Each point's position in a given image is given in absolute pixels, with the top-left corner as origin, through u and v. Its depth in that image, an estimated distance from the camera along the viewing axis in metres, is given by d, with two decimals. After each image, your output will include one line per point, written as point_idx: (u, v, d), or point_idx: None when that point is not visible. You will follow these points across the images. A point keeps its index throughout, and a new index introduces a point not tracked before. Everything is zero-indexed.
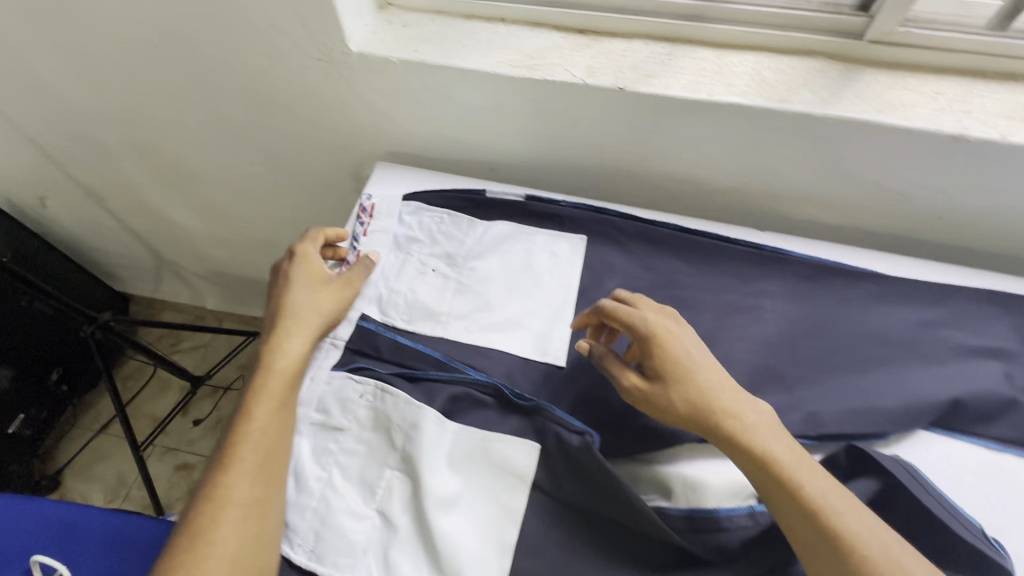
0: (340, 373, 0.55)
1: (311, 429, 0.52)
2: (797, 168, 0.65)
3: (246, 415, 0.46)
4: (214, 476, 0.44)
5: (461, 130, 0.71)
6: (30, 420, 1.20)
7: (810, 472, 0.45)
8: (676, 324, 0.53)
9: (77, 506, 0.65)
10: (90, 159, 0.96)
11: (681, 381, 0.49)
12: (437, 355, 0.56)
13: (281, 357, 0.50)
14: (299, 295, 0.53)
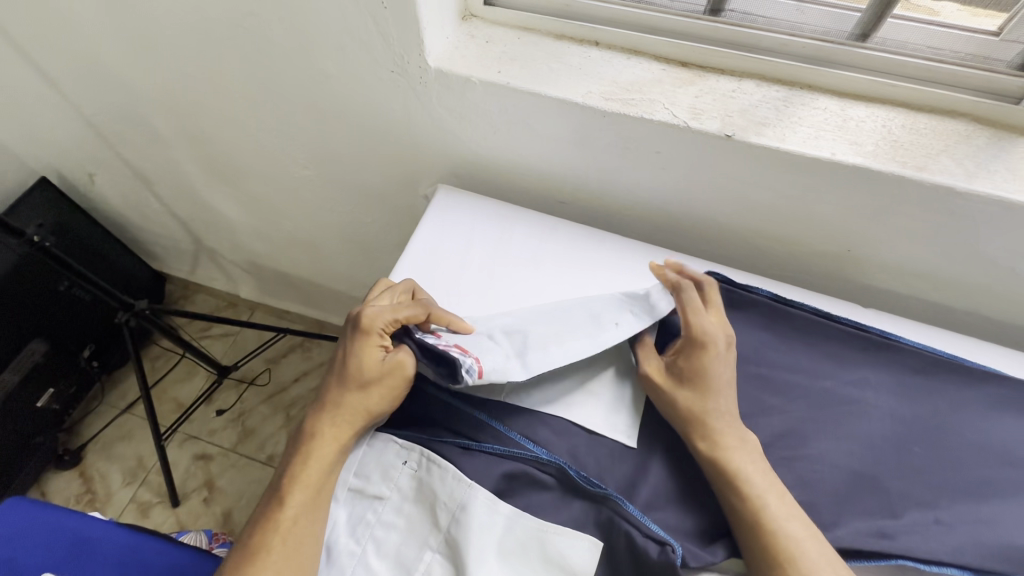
0: (385, 436, 0.49)
1: (348, 496, 0.48)
2: (919, 240, 0.56)
3: (279, 505, 0.45)
4: (245, 561, 0.43)
5: (535, 158, 0.65)
6: (59, 394, 1.20)
7: (775, 500, 0.44)
8: (725, 347, 0.51)
9: (99, 523, 0.63)
10: (142, 144, 0.94)
11: (694, 388, 0.49)
12: (493, 424, 0.49)
13: (319, 443, 0.47)
14: (346, 382, 0.49)
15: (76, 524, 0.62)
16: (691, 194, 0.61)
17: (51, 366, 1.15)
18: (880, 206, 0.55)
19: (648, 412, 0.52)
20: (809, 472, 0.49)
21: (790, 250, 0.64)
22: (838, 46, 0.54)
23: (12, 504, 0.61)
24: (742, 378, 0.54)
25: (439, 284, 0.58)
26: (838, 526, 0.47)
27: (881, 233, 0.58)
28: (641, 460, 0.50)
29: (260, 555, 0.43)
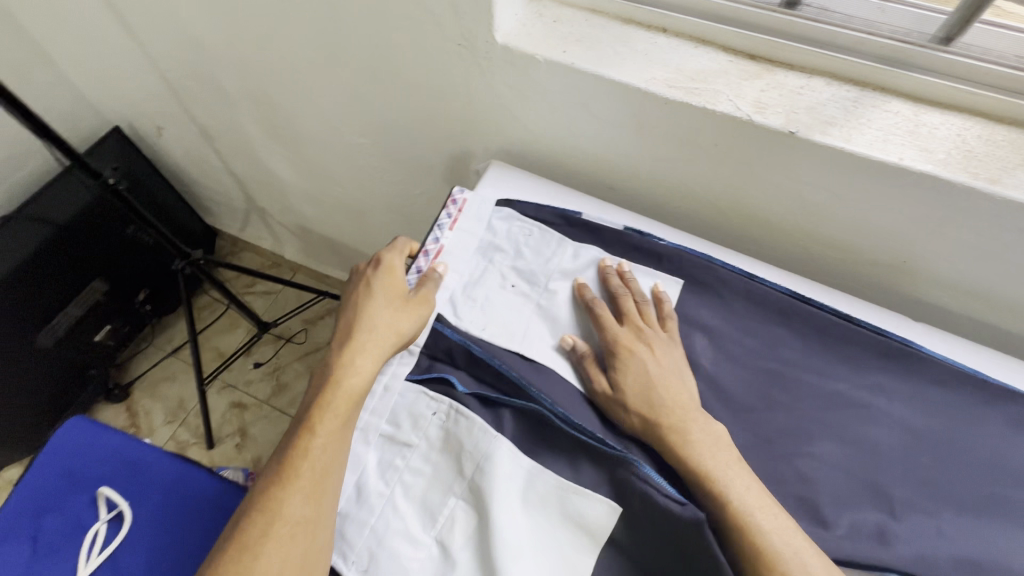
0: (413, 385, 0.53)
1: (379, 440, 0.51)
2: (979, 255, 0.55)
3: (309, 433, 0.47)
4: (272, 486, 0.46)
5: (590, 143, 0.65)
6: (115, 332, 1.28)
7: (738, 480, 0.46)
8: (650, 342, 0.54)
9: (147, 447, 0.67)
10: (210, 101, 0.98)
11: (634, 395, 0.50)
12: (511, 375, 0.52)
13: (348, 374, 0.50)
14: (377, 313, 0.53)
15: (130, 446, 0.66)
16: (743, 190, 0.61)
17: (110, 304, 1.24)
18: (942, 218, 0.53)
19: None
20: (808, 468, 0.49)
21: (839, 256, 0.63)
22: (918, 49, 0.52)
23: (74, 423, 0.67)
24: (773, 377, 0.54)
25: (465, 247, 0.61)
26: (839, 526, 0.46)
27: (939, 245, 0.56)
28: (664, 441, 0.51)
29: (288, 480, 0.45)
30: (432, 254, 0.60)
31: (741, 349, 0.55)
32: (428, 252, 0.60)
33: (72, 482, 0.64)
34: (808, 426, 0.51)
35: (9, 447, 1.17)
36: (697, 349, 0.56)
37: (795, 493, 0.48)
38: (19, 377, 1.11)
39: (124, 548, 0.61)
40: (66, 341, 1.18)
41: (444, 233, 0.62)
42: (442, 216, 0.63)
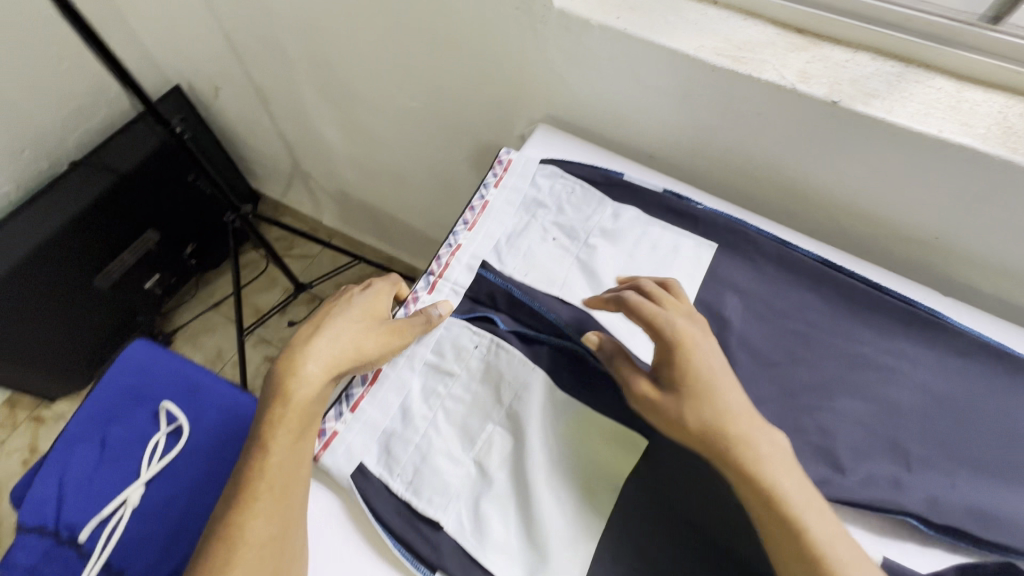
0: (459, 322, 0.57)
1: (423, 368, 0.54)
2: (1011, 233, 0.56)
3: (262, 450, 0.44)
4: (229, 510, 0.42)
5: (634, 110, 0.68)
6: (162, 281, 1.36)
7: (803, 490, 0.41)
8: (704, 335, 0.48)
9: (203, 371, 0.72)
10: (269, 63, 1.03)
11: (692, 399, 0.44)
12: (550, 318, 0.56)
13: (303, 387, 0.46)
14: (335, 326, 0.51)
15: (190, 370, 0.72)
16: (782, 160, 0.63)
17: (161, 254, 1.31)
18: (979, 193, 0.55)
19: None
20: (829, 422, 0.52)
21: (872, 231, 0.65)
22: (966, 27, 0.54)
23: (139, 344, 0.73)
24: (799, 338, 0.56)
25: (509, 202, 0.64)
26: (855, 474, 0.49)
27: (973, 222, 0.57)
28: None
29: (245, 504, 0.42)
30: (477, 209, 0.64)
31: (772, 310, 0.58)
32: (474, 208, 0.64)
33: (137, 396, 0.70)
34: (835, 382, 0.54)
35: (64, 380, 1.26)
36: (729, 307, 0.58)
37: (815, 444, 0.51)
38: (78, 314, 1.20)
39: (181, 460, 0.66)
40: (120, 285, 1.25)
41: (490, 188, 0.65)
42: (487, 176, 0.66)
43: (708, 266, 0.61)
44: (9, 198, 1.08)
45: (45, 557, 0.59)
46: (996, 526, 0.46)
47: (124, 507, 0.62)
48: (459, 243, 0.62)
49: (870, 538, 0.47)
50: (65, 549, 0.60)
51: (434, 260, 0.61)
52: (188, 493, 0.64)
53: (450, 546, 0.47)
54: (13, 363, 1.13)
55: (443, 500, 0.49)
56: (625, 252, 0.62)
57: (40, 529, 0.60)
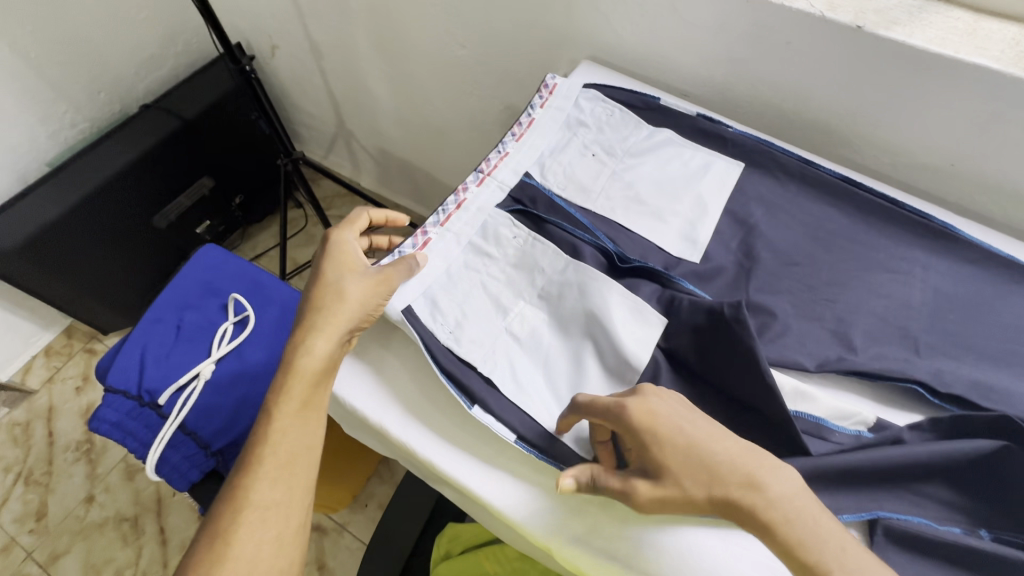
0: (502, 212, 0.60)
1: (468, 246, 0.58)
2: (1020, 155, 0.61)
3: (267, 421, 0.47)
4: (235, 478, 0.45)
5: (670, 47, 0.74)
6: (212, 229, 1.44)
7: (810, 502, 0.40)
8: (667, 401, 0.44)
9: (265, 272, 0.80)
10: (329, 17, 1.11)
11: (693, 469, 0.41)
12: (584, 221, 0.60)
13: (307, 362, 0.48)
14: (322, 297, 0.51)
15: (257, 273, 0.80)
16: (808, 91, 0.69)
17: (213, 201, 1.40)
18: (992, 114, 0.60)
19: (730, 248, 0.61)
20: (845, 312, 0.57)
21: (896, 160, 0.69)
22: None
23: (208, 249, 0.81)
24: (815, 243, 0.62)
25: (551, 120, 0.68)
26: (865, 353, 0.54)
27: (985, 146, 0.62)
28: (717, 273, 0.59)
29: (251, 470, 0.45)
30: (525, 125, 0.67)
31: (795, 220, 0.63)
32: (522, 123, 0.67)
33: (211, 290, 0.78)
34: (851, 280, 0.59)
35: (117, 314, 1.33)
36: (753, 215, 0.63)
37: (831, 328, 0.56)
38: (134, 250, 1.27)
39: (248, 344, 0.73)
40: (175, 226, 1.33)
41: (539, 105, 0.69)
42: (534, 99, 0.70)
43: (736, 181, 0.66)
44: (84, 135, 1.19)
45: (129, 415, 0.66)
46: (994, 396, 0.51)
47: (198, 379, 0.68)
48: (507, 151, 0.65)
49: (872, 405, 0.53)
50: (147, 410, 0.67)
51: (483, 161, 0.64)
52: (257, 370, 0.72)
53: (496, 392, 0.51)
54: (74, 289, 1.19)
55: (483, 351, 0.52)
56: (661, 167, 0.66)
57: (125, 392, 0.67)
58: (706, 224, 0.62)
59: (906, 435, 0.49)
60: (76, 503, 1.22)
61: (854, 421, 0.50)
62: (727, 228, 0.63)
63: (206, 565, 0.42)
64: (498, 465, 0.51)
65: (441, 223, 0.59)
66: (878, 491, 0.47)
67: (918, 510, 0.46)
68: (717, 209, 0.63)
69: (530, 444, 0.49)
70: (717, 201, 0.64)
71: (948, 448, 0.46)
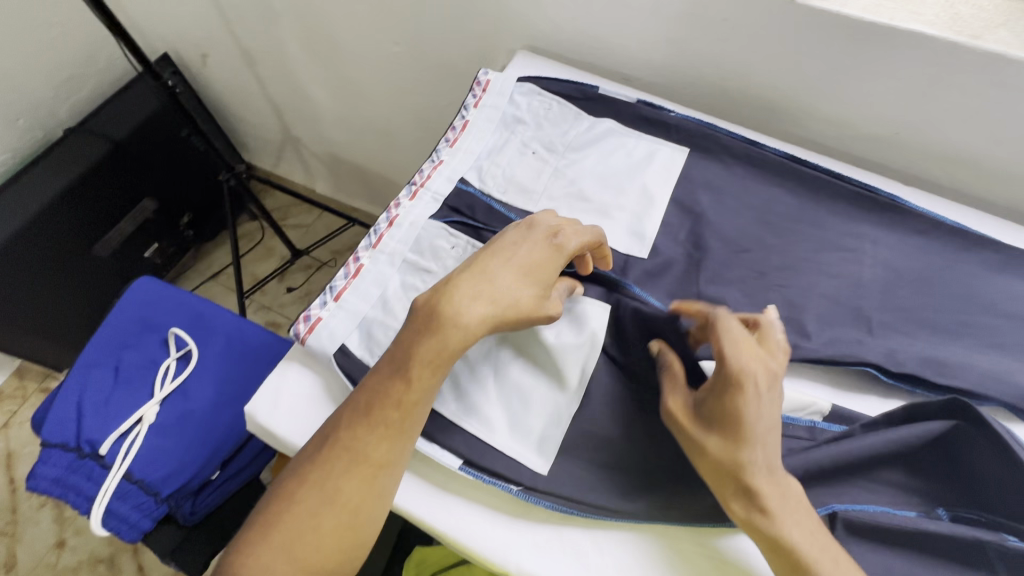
0: (436, 224, 0.57)
1: (404, 266, 0.55)
2: (960, 122, 0.61)
3: (398, 385, 0.42)
4: (349, 428, 0.41)
5: (606, 29, 0.71)
6: (161, 250, 1.37)
7: (806, 519, 0.40)
8: (769, 385, 0.42)
9: (206, 301, 0.76)
10: (255, 20, 1.05)
11: (730, 442, 0.41)
12: None
13: (456, 338, 0.43)
14: (499, 273, 0.45)
15: (197, 303, 0.76)
16: (750, 68, 0.67)
17: (159, 223, 1.33)
18: (932, 81, 0.58)
19: (679, 239, 0.60)
20: (796, 296, 0.56)
21: (841, 132, 0.68)
22: None
23: (144, 282, 0.77)
24: (763, 227, 0.60)
25: (486, 119, 0.65)
26: (819, 337, 0.53)
27: (927, 114, 0.61)
28: (666, 267, 0.58)
29: (365, 425, 0.41)
30: (459, 128, 0.64)
31: (743, 204, 0.61)
32: (455, 127, 0.64)
33: (148, 326, 0.74)
34: (800, 262, 0.58)
35: (67, 351, 1.27)
36: (700, 204, 0.61)
37: (783, 314, 0.55)
38: (77, 282, 1.20)
39: (193, 381, 0.70)
40: (119, 252, 1.27)
41: (474, 104, 0.66)
42: (467, 98, 0.67)
43: (682, 168, 0.64)
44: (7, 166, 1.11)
45: (70, 469, 0.63)
46: (946, 371, 0.51)
47: (141, 424, 0.65)
48: (441, 160, 0.62)
49: (828, 391, 0.52)
50: (88, 461, 0.63)
51: (416, 173, 0.61)
52: (206, 408, 0.68)
53: (440, 417, 0.49)
54: (16, 331, 1.13)
55: None
56: (604, 160, 0.63)
57: (63, 445, 0.64)
58: (652, 217, 0.60)
59: (857, 431, 0.48)
60: (46, 549, 1.18)
61: (809, 412, 0.50)
62: (675, 219, 0.61)
63: (293, 500, 0.39)
64: (452, 491, 0.48)
65: (373, 245, 0.56)
66: (833, 483, 0.47)
67: (874, 497, 0.46)
68: (665, 200, 0.61)
69: (476, 468, 0.47)
70: (664, 191, 0.62)
71: (898, 437, 0.46)
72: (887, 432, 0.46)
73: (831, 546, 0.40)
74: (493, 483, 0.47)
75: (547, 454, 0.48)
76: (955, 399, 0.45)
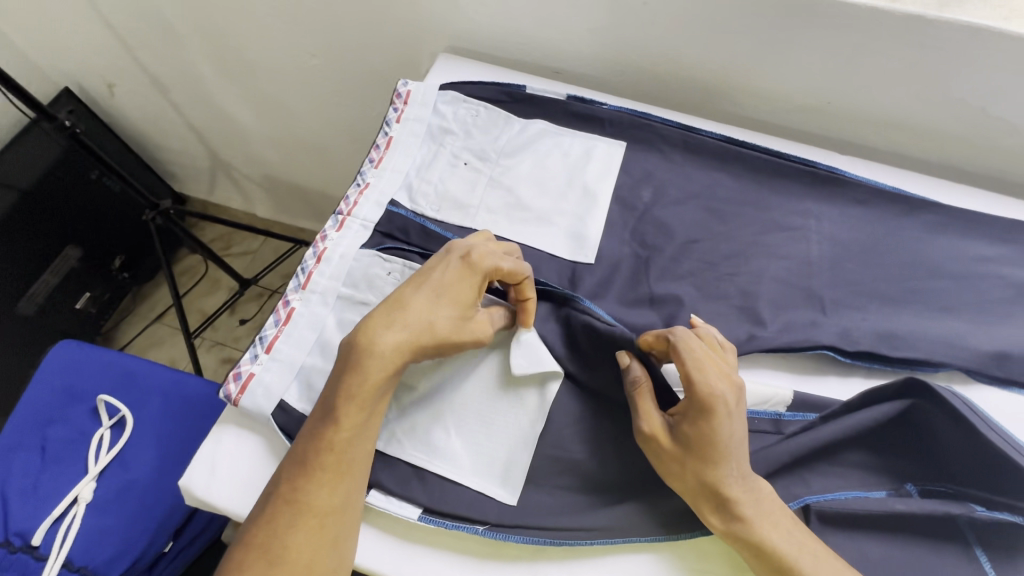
0: (368, 253, 0.54)
1: (339, 303, 0.52)
2: (888, 86, 0.60)
3: (330, 424, 0.40)
4: (293, 474, 0.40)
5: (528, 23, 0.68)
6: (95, 299, 1.28)
7: (784, 526, 0.40)
8: (737, 399, 0.41)
9: (137, 359, 0.70)
10: (159, 43, 0.97)
11: (702, 466, 0.40)
12: None
13: (377, 366, 0.41)
14: (411, 300, 0.43)
15: (127, 362, 0.70)
16: (679, 50, 0.65)
17: (87, 271, 1.23)
18: (857, 48, 0.58)
19: (626, 238, 0.57)
20: (748, 284, 0.55)
21: (776, 107, 0.67)
22: None
23: (63, 346, 0.70)
24: (709, 216, 0.59)
25: (411, 134, 0.61)
26: (774, 324, 0.52)
27: (856, 82, 0.61)
28: (615, 269, 0.55)
29: (307, 470, 0.39)
30: (383, 146, 0.60)
31: (686, 194, 0.60)
32: (378, 145, 0.60)
33: (74, 395, 0.67)
34: (748, 248, 0.57)
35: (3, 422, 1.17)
36: (643, 198, 0.59)
37: (737, 304, 0.53)
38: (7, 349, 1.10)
39: (131, 448, 0.64)
40: (48, 309, 1.17)
41: (396, 118, 0.62)
42: (388, 112, 0.63)
43: (621, 163, 0.61)
44: None
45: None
46: (900, 343, 0.51)
47: (77, 504, 0.60)
48: (367, 183, 0.58)
49: (788, 378, 0.51)
50: (20, 555, 0.57)
51: (341, 201, 0.57)
52: (149, 476, 0.63)
53: (394, 464, 0.46)
54: None
55: None
56: (540, 164, 0.60)
57: None
58: (595, 219, 0.57)
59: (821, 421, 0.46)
60: None
61: (773, 403, 0.48)
62: (620, 217, 0.58)
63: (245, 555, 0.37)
64: (415, 542, 0.45)
65: (303, 286, 0.52)
66: (804, 472, 0.46)
67: (847, 482, 0.46)
68: (607, 198, 0.59)
69: (437, 514, 0.45)
70: (604, 189, 0.59)
71: (859, 421, 0.45)
72: (849, 419, 0.46)
73: (810, 543, 0.40)
74: (457, 527, 0.44)
75: (512, 488, 0.46)
76: (912, 379, 0.45)
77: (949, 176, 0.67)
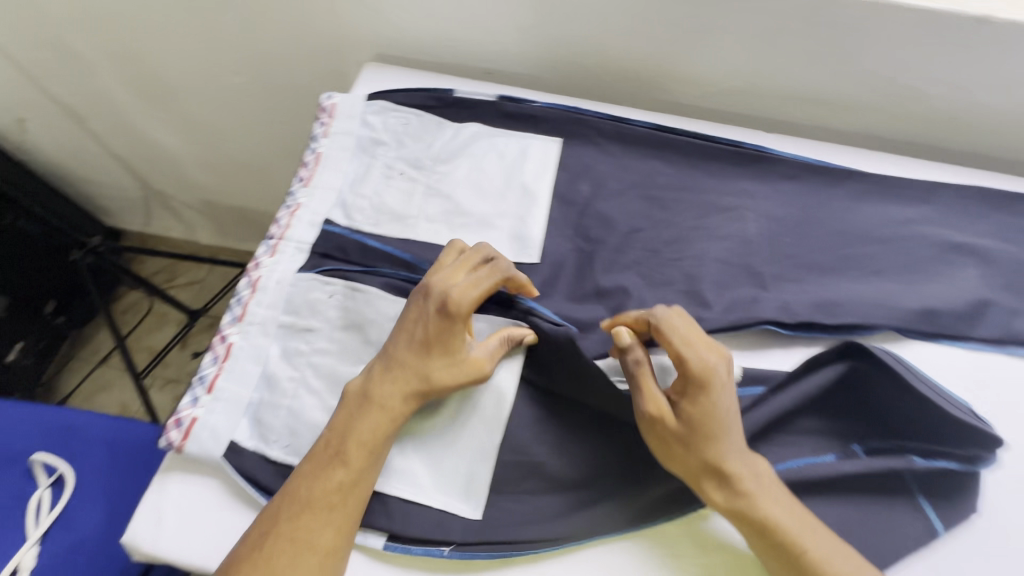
0: (306, 276, 0.52)
1: (281, 332, 0.50)
2: (803, 63, 0.62)
3: (337, 464, 0.42)
4: (294, 511, 0.40)
5: (452, 27, 0.67)
6: (29, 348, 1.19)
7: (786, 500, 0.41)
8: (728, 372, 0.43)
9: (74, 412, 0.66)
10: (68, 71, 0.91)
11: (705, 444, 0.41)
12: (403, 255, 0.54)
13: (384, 405, 0.43)
14: (403, 348, 0.45)
15: (63, 416, 0.66)
16: (603, 43, 0.65)
17: (16, 319, 1.15)
18: (769, 28, 0.60)
19: (570, 233, 0.58)
20: (691, 268, 0.56)
21: (702, 92, 0.69)
22: None
23: None
24: (648, 205, 0.59)
25: (341, 148, 0.59)
26: (719, 305, 0.53)
27: (773, 62, 0.63)
28: (561, 267, 0.55)
29: (313, 507, 0.40)
30: (312, 164, 0.59)
31: (624, 185, 0.60)
32: (307, 163, 0.58)
33: (7, 458, 0.63)
34: (688, 232, 0.58)
35: None
36: (582, 193, 0.60)
37: (682, 289, 0.54)
38: None
39: (74, 507, 0.61)
40: None
41: (324, 134, 0.60)
42: (315, 128, 0.61)
43: (558, 159, 0.61)
44: None
45: None
46: (838, 310, 0.53)
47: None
48: (298, 203, 0.56)
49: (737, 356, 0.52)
50: None
51: (273, 225, 0.55)
52: (96, 533, 0.59)
53: None
54: None
55: None
56: (477, 167, 0.60)
57: None
58: (536, 218, 0.57)
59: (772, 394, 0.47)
60: None
61: None
62: (561, 214, 0.58)
63: None
64: (383, 568, 0.44)
65: (239, 318, 0.50)
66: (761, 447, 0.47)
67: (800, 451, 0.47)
68: (546, 196, 0.59)
69: (403, 541, 0.44)
70: (543, 187, 0.59)
71: (805, 390, 0.47)
72: (796, 389, 0.47)
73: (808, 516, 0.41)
74: (422, 552, 0.44)
75: (475, 501, 0.45)
76: (851, 342, 0.48)
77: (870, 145, 0.70)
